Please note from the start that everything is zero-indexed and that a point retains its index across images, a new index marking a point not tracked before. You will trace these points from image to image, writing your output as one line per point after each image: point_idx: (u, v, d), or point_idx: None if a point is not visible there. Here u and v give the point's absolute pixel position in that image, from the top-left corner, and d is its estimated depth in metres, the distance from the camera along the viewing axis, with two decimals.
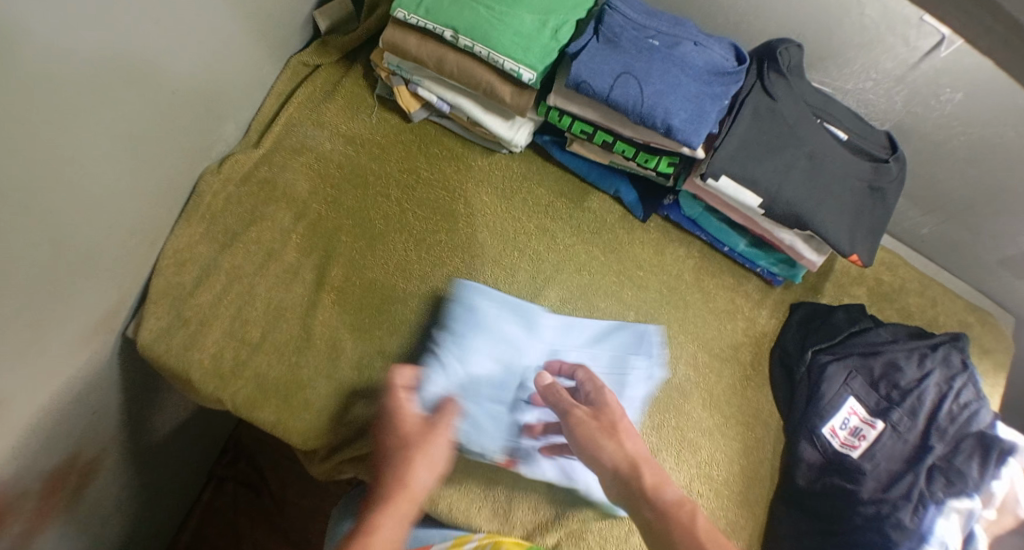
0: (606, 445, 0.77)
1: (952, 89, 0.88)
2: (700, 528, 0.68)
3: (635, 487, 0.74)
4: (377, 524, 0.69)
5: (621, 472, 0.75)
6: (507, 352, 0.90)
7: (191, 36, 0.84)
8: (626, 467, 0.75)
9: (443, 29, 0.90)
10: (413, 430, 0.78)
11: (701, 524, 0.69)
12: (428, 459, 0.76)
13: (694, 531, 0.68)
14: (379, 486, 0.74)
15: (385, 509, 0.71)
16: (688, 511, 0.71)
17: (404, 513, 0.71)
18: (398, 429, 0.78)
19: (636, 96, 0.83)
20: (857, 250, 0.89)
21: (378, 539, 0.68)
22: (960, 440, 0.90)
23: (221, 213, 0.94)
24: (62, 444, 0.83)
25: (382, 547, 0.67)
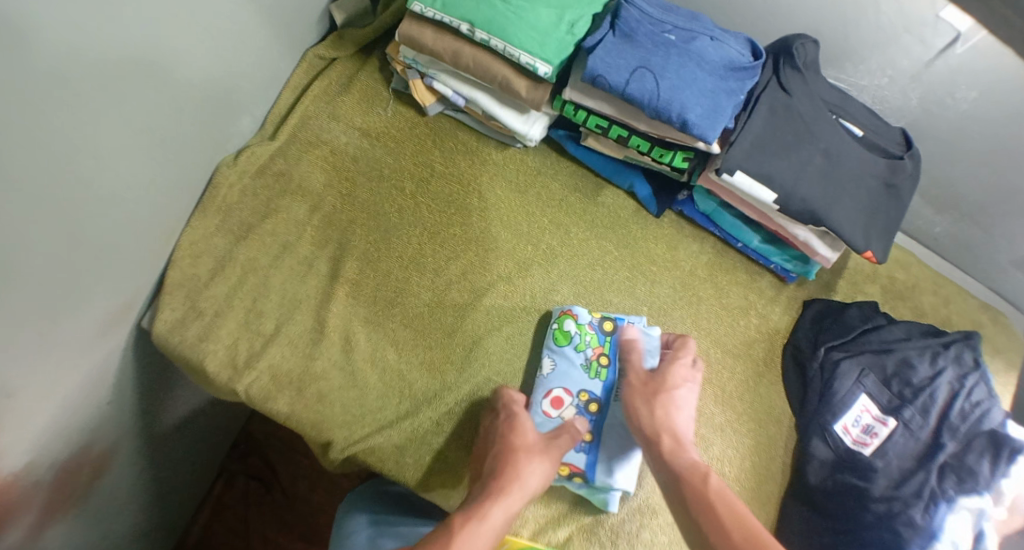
0: (650, 406, 0.85)
1: (967, 88, 0.88)
2: (711, 486, 0.75)
3: (660, 448, 0.82)
4: (486, 515, 0.74)
5: (653, 433, 0.83)
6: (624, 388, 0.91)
7: (208, 29, 0.84)
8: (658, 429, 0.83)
9: (459, 23, 0.90)
10: (532, 440, 0.83)
11: (713, 483, 0.76)
12: (542, 466, 0.81)
13: (707, 487, 0.75)
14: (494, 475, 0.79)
15: (500, 499, 0.76)
16: (701, 475, 0.77)
17: (513, 510, 0.76)
18: (518, 431, 0.83)
19: (652, 91, 0.83)
20: (872, 246, 0.88)
21: (488, 523, 0.73)
22: (972, 438, 0.89)
23: (236, 206, 0.95)
24: (76, 433, 0.83)
25: (490, 535, 0.72)
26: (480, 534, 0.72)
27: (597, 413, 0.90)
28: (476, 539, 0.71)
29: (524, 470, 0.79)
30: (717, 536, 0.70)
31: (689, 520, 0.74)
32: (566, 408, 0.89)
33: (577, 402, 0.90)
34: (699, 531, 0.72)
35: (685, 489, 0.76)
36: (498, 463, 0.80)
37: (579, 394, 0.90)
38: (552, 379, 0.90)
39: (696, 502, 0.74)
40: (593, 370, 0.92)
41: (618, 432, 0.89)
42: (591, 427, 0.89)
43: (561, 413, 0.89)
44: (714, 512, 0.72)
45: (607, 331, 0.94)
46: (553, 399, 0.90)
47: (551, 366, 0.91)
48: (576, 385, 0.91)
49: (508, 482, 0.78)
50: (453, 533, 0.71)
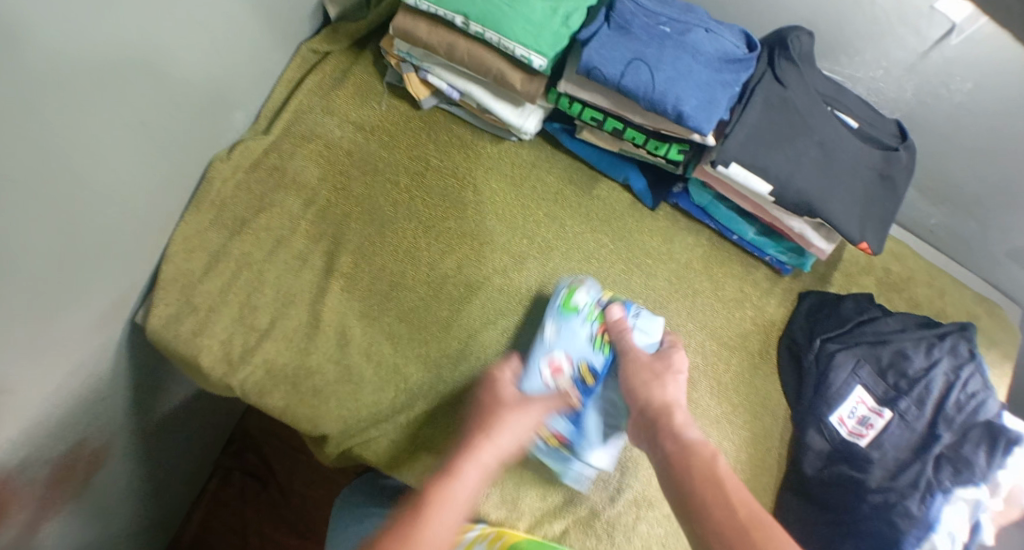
0: (654, 386, 0.81)
1: (962, 79, 0.88)
2: (718, 464, 0.67)
3: (663, 420, 0.75)
4: (458, 473, 0.70)
5: (654, 406, 0.78)
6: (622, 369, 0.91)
7: (201, 22, 0.83)
8: (661, 404, 0.78)
9: (453, 16, 0.89)
10: (508, 399, 0.79)
11: (720, 462, 0.68)
12: (518, 421, 0.76)
13: (714, 464, 0.68)
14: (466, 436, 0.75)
15: (471, 456, 0.72)
16: (708, 450, 0.70)
17: (489, 467, 0.72)
18: (495, 392, 0.80)
19: (647, 83, 0.83)
20: (867, 237, 0.88)
21: (458, 480, 0.70)
22: (968, 430, 0.89)
23: (230, 200, 0.95)
24: (71, 430, 0.83)
25: (459, 491, 0.69)
26: (450, 491, 0.68)
27: (590, 388, 0.89)
28: (446, 497, 0.68)
29: (499, 427, 0.75)
30: (722, 504, 0.63)
31: (689, 491, 0.66)
32: (563, 375, 0.88)
33: (575, 371, 0.89)
34: (699, 501, 0.64)
35: (687, 458, 0.69)
36: (473, 424, 0.76)
37: (579, 364, 0.89)
38: (555, 343, 0.89)
39: (700, 478, 0.66)
40: (599, 345, 0.91)
41: (602, 414, 0.89)
42: (581, 398, 0.89)
43: (558, 379, 0.88)
44: (721, 482, 0.65)
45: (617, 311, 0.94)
46: (552, 364, 0.88)
47: (556, 330, 0.90)
48: (578, 354, 0.90)
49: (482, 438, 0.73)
50: (421, 495, 0.68)
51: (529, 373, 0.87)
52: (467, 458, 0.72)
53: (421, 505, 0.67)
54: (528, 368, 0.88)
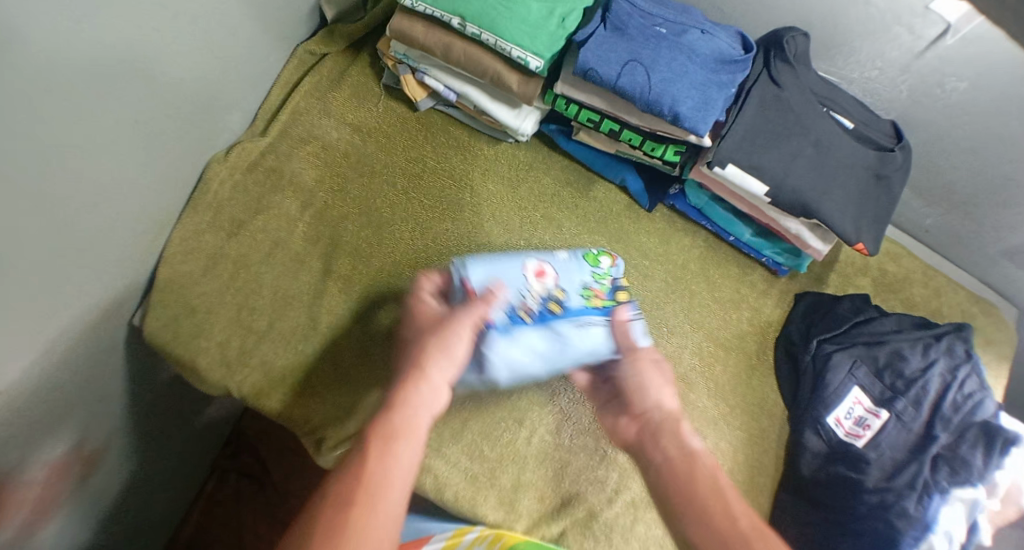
0: (660, 389, 0.79)
1: (956, 78, 0.89)
2: (721, 482, 0.68)
3: (669, 428, 0.75)
4: (401, 405, 0.70)
5: (656, 418, 0.76)
6: (590, 334, 0.83)
7: (197, 23, 0.83)
8: (662, 415, 0.76)
9: (449, 17, 0.89)
10: (432, 324, 0.79)
11: (722, 480, 0.68)
12: (451, 347, 0.75)
13: (717, 483, 0.68)
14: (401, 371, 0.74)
15: (410, 389, 0.72)
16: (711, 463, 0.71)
17: (431, 396, 0.72)
18: (424, 325, 0.80)
19: (643, 84, 0.83)
20: (862, 238, 0.89)
21: (404, 414, 0.69)
22: (964, 430, 0.90)
23: (227, 202, 0.94)
24: (68, 432, 0.83)
25: (406, 425, 0.69)
26: (397, 423, 0.68)
27: (549, 314, 0.84)
28: (394, 429, 0.68)
29: (432, 356, 0.74)
30: (735, 521, 0.64)
31: (700, 505, 0.66)
32: (537, 284, 0.87)
33: (548, 292, 0.87)
34: (708, 515, 0.65)
35: (697, 471, 0.69)
36: (408, 357, 0.76)
37: (556, 289, 0.87)
38: (549, 263, 0.90)
39: (702, 496, 0.67)
40: (585, 296, 0.88)
41: (536, 341, 0.82)
42: (535, 314, 0.84)
43: (535, 280, 0.87)
44: (731, 497, 0.67)
45: (617, 297, 0.90)
46: (539, 269, 0.89)
47: (558, 258, 0.92)
48: (565, 285, 0.89)
49: (418, 370, 0.73)
50: (369, 430, 0.68)
51: (515, 257, 0.89)
52: (407, 392, 0.71)
53: (371, 441, 0.66)
54: (515, 255, 0.90)
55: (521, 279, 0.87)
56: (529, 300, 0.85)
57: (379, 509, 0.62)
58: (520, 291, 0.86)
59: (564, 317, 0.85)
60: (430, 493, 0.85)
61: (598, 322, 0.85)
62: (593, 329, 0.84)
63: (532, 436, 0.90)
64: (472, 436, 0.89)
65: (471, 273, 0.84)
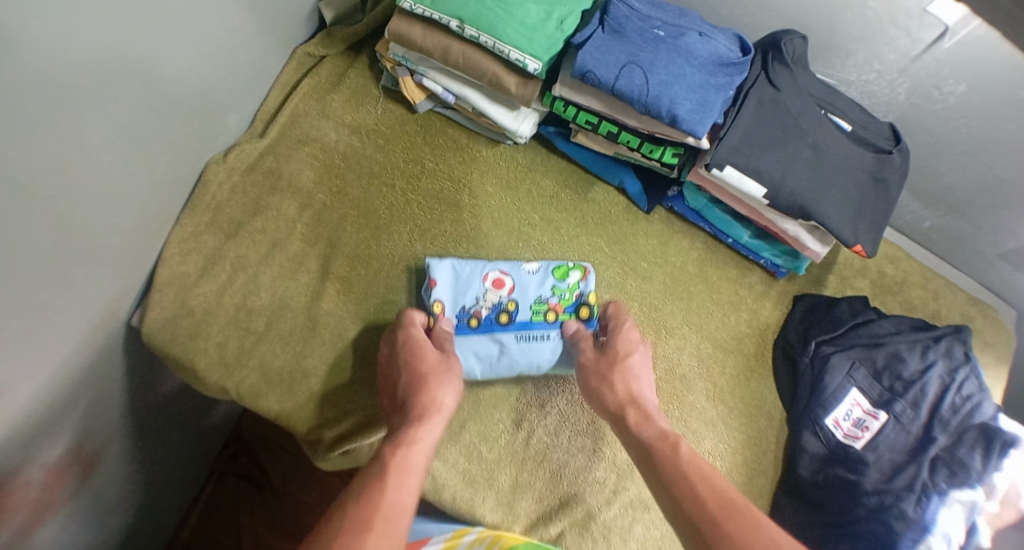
0: (610, 381, 0.83)
1: (954, 81, 0.89)
2: (683, 455, 0.71)
3: (626, 421, 0.79)
4: (414, 440, 0.73)
5: (619, 408, 0.81)
6: (530, 352, 0.90)
7: (194, 25, 0.84)
8: (622, 404, 0.81)
9: (448, 20, 0.90)
10: (433, 360, 0.82)
11: (684, 452, 0.72)
12: (453, 387, 0.81)
13: (680, 458, 0.71)
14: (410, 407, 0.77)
15: (422, 427, 0.75)
16: (670, 443, 0.74)
17: (437, 433, 0.76)
18: (421, 355, 0.82)
19: (640, 86, 0.83)
20: (860, 241, 0.89)
21: (418, 450, 0.72)
22: (963, 432, 0.90)
23: (226, 203, 0.94)
24: (67, 433, 0.83)
25: (421, 460, 0.72)
26: (413, 457, 0.71)
27: (496, 323, 0.91)
28: (409, 462, 0.71)
29: (437, 393, 0.78)
30: (692, 494, 0.67)
31: (663, 490, 0.70)
32: (494, 293, 0.92)
33: (503, 300, 0.92)
34: (676, 491, 0.68)
35: (657, 455, 0.73)
36: (410, 394, 0.79)
37: (509, 300, 0.92)
38: (511, 273, 0.94)
39: (671, 476, 0.70)
40: (536, 310, 0.92)
41: (478, 346, 0.89)
42: (484, 321, 0.91)
43: (491, 290, 0.92)
44: (687, 473, 0.69)
45: (578, 314, 0.93)
46: (499, 279, 0.93)
47: (523, 270, 0.94)
48: (519, 297, 0.92)
49: (434, 409, 0.77)
50: (385, 461, 0.70)
51: (478, 265, 0.93)
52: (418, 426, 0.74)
53: (389, 471, 0.69)
54: (479, 263, 0.94)
55: (480, 285, 0.92)
56: (482, 307, 0.91)
57: (394, 538, 0.63)
58: (475, 297, 0.92)
59: (510, 328, 0.91)
60: (428, 495, 0.85)
61: (541, 338, 0.91)
62: (533, 346, 0.90)
63: (531, 438, 0.90)
64: (471, 437, 0.89)
65: (436, 272, 0.91)
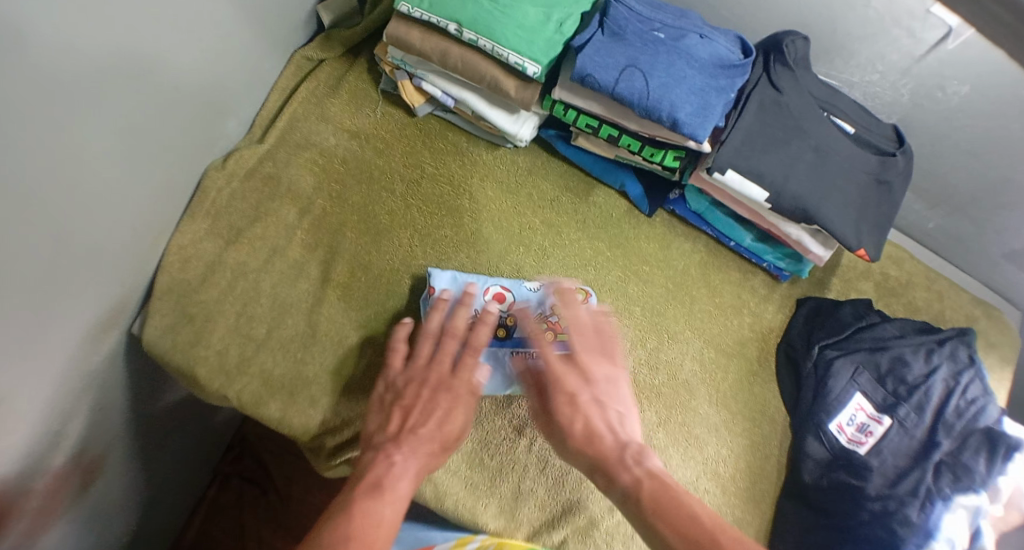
0: (570, 421, 0.74)
1: (958, 82, 0.87)
2: (659, 502, 0.66)
3: (598, 462, 0.72)
4: (402, 483, 0.72)
5: (583, 439, 0.73)
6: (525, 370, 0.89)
7: (191, 31, 0.83)
8: (583, 436, 0.73)
9: (446, 23, 0.89)
10: (465, 400, 0.80)
11: (666, 507, 0.65)
12: (457, 445, 0.80)
13: (657, 497, 0.67)
14: (415, 445, 0.75)
15: (415, 474, 0.74)
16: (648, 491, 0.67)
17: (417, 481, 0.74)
18: (456, 396, 0.79)
19: (641, 90, 0.82)
20: (864, 244, 0.88)
21: (401, 496, 0.71)
22: (967, 437, 0.89)
23: (225, 209, 0.94)
24: (68, 441, 0.82)
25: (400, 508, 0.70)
26: (394, 506, 0.70)
27: (493, 337, 0.90)
28: (390, 512, 0.69)
29: (445, 447, 0.77)
30: (655, 532, 0.65)
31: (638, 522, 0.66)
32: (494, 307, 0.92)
33: (501, 316, 0.91)
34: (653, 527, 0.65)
35: (630, 516, 0.67)
36: (424, 433, 0.76)
37: (508, 315, 0.91)
38: (511, 289, 0.93)
39: (644, 513, 0.66)
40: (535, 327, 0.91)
41: None
42: None
43: (491, 303, 0.91)
44: (656, 513, 0.66)
45: None
46: (500, 294, 0.92)
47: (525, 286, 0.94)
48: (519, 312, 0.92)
49: (432, 459, 0.76)
50: (363, 498, 0.69)
51: (481, 278, 0.93)
52: (410, 476, 0.73)
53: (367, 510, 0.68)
54: (480, 277, 0.94)
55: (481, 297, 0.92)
56: None
57: None
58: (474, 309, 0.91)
59: (507, 343, 0.90)
60: (429, 502, 0.85)
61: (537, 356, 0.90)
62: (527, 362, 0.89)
63: (532, 444, 0.90)
64: (472, 443, 0.88)
65: (437, 281, 0.91)
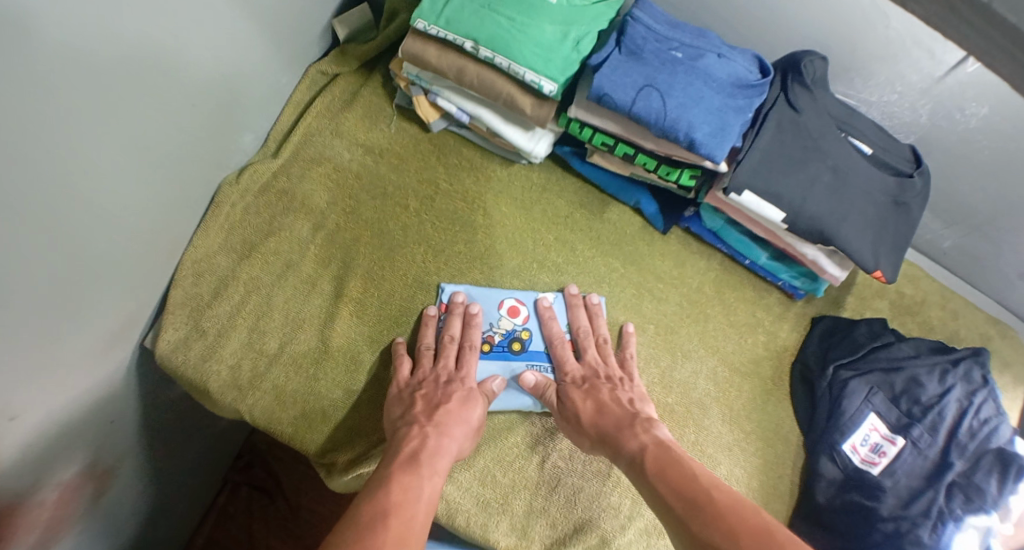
0: (583, 402, 0.85)
1: (977, 103, 0.87)
2: (664, 463, 0.75)
3: (610, 436, 0.82)
4: (433, 471, 0.76)
5: (597, 418, 0.84)
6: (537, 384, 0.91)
7: (209, 46, 0.83)
8: (596, 414, 0.84)
9: (462, 40, 0.88)
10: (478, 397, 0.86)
11: (670, 467, 0.74)
12: (475, 435, 0.84)
13: (662, 459, 0.76)
14: (438, 432, 0.80)
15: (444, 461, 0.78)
16: (654, 453, 0.77)
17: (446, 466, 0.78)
18: (467, 395, 0.85)
19: (658, 110, 0.82)
20: (881, 265, 0.87)
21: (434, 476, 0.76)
22: (980, 457, 0.88)
23: (239, 223, 0.94)
24: (80, 455, 0.83)
25: (434, 486, 0.75)
26: (430, 484, 0.74)
27: (508, 351, 0.92)
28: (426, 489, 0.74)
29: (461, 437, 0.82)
30: (661, 485, 0.73)
31: (645, 481, 0.75)
32: (508, 320, 0.93)
33: (516, 330, 0.93)
34: (660, 484, 0.73)
35: (636, 478, 0.76)
36: (446, 422, 0.81)
37: (523, 329, 0.93)
38: (526, 302, 0.95)
39: (651, 474, 0.75)
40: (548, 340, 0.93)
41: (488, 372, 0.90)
42: (496, 347, 0.92)
43: (506, 317, 0.93)
44: (663, 473, 0.74)
45: None
46: (514, 307, 0.94)
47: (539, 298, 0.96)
48: (534, 327, 0.94)
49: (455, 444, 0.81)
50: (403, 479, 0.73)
51: (495, 291, 0.95)
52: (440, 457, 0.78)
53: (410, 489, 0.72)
54: (494, 290, 0.95)
55: (496, 312, 0.94)
56: (495, 333, 0.93)
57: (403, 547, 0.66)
58: (490, 322, 0.93)
59: (521, 356, 0.92)
60: (442, 519, 0.85)
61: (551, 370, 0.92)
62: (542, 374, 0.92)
63: (545, 462, 0.90)
64: (485, 461, 0.88)
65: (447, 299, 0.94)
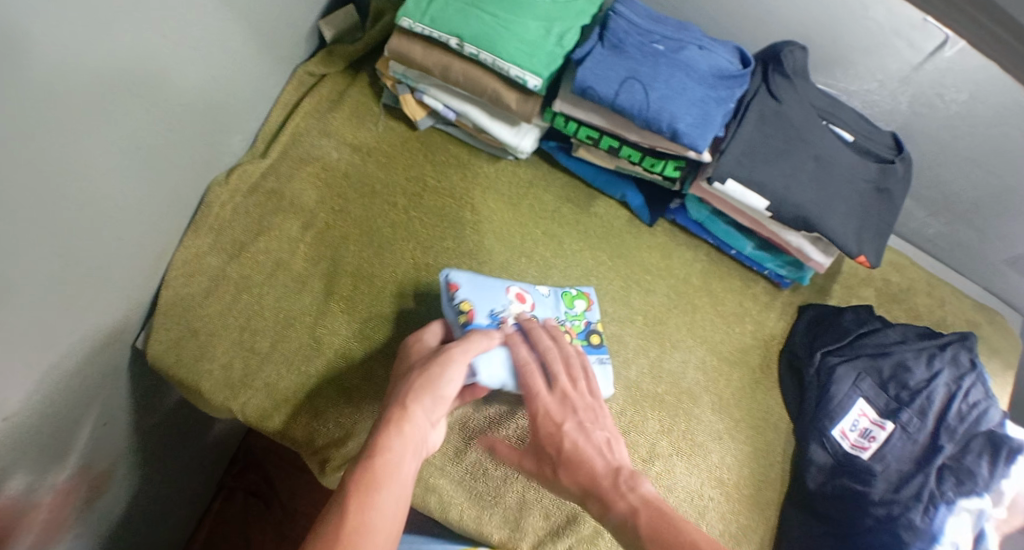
0: (561, 457, 0.73)
1: (956, 90, 0.89)
2: (661, 528, 0.66)
3: (596, 497, 0.71)
4: (386, 448, 0.68)
5: (579, 473, 0.72)
6: None
7: (198, 47, 0.84)
8: (578, 470, 0.72)
9: (447, 38, 0.90)
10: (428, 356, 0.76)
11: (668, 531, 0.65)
12: (436, 382, 0.72)
13: (658, 524, 0.66)
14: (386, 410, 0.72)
15: (393, 432, 0.69)
16: (645, 516, 0.67)
17: (411, 441, 0.69)
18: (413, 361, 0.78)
19: (641, 101, 0.83)
20: (865, 251, 0.88)
21: (384, 459, 0.67)
22: (969, 440, 0.90)
23: (230, 223, 0.95)
24: (73, 455, 0.83)
25: (385, 470, 0.66)
26: (378, 469, 0.66)
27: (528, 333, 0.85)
28: (375, 476, 0.65)
29: (416, 394, 0.71)
30: None
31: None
32: (518, 305, 0.89)
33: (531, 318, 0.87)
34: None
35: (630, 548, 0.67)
36: (392, 397, 0.73)
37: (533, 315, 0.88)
38: (529, 292, 0.92)
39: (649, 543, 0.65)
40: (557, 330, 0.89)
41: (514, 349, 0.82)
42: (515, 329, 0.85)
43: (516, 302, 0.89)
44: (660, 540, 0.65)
45: (589, 340, 0.91)
46: (520, 294, 0.90)
47: (538, 290, 0.93)
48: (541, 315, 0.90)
49: (405, 406, 0.70)
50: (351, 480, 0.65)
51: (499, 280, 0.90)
52: (392, 432, 0.69)
53: (349, 495, 0.64)
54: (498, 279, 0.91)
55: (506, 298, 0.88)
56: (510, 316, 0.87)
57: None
58: (504, 304, 0.87)
59: None
60: (435, 512, 0.86)
61: None
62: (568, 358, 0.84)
63: None
64: (477, 454, 0.89)
65: (457, 278, 0.87)
